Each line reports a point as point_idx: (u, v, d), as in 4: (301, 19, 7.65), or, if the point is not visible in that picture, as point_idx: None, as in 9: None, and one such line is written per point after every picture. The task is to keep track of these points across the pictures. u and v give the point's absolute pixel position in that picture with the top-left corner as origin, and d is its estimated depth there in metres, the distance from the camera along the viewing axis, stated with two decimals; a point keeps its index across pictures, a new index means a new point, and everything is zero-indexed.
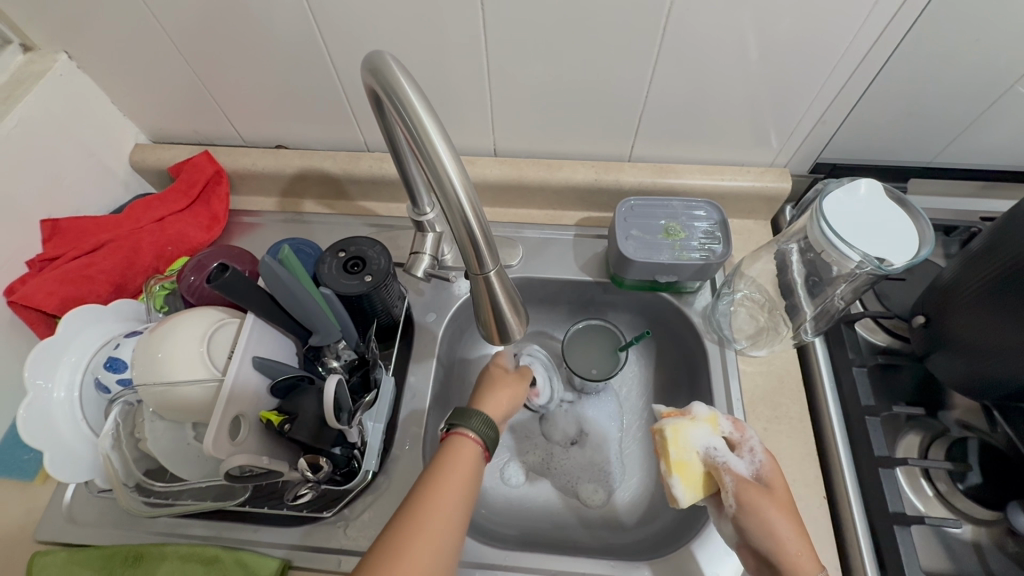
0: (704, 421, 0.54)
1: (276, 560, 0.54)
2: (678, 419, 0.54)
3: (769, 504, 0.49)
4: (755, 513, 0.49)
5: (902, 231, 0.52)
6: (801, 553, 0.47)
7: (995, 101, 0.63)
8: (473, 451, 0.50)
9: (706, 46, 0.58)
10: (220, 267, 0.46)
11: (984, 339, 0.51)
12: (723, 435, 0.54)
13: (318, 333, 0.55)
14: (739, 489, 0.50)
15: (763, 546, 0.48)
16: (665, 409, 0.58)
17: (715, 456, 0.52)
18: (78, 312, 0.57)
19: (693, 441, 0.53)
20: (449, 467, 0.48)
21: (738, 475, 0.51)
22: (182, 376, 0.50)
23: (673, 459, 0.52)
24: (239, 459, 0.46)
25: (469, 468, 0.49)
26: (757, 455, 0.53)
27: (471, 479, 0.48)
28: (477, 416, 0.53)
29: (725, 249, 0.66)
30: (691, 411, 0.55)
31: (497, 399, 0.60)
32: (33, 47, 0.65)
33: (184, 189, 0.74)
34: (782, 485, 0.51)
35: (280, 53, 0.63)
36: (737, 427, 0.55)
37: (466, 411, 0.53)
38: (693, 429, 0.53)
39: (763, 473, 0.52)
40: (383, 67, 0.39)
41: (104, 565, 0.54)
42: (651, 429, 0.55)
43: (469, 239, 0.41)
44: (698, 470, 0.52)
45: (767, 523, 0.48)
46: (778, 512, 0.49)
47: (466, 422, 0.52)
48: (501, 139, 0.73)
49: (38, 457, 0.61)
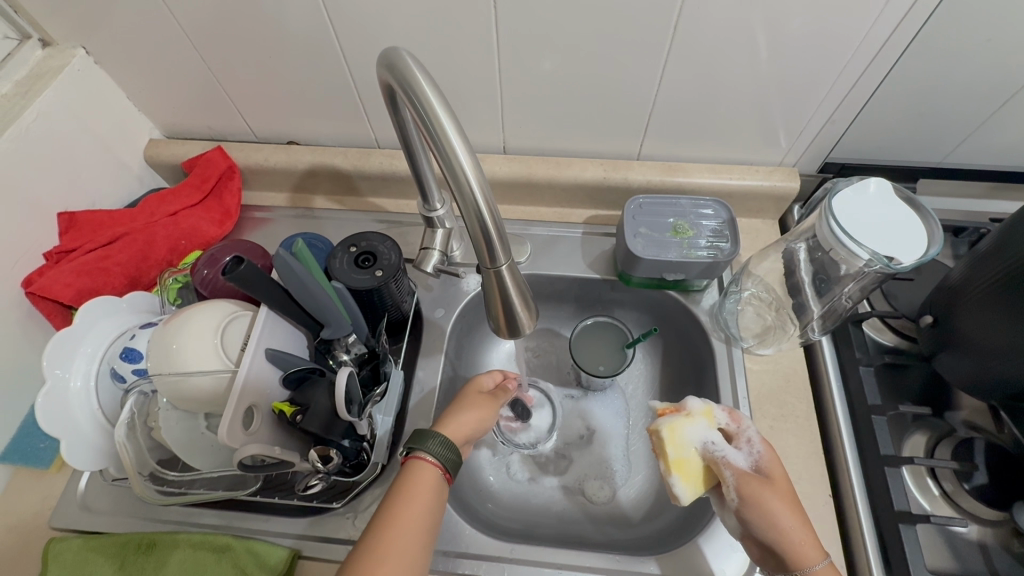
0: (699, 416, 0.54)
1: (285, 548, 0.55)
2: (674, 417, 0.54)
3: (771, 495, 0.50)
4: (756, 504, 0.49)
5: (912, 230, 0.52)
6: (805, 542, 0.48)
7: (1006, 101, 0.63)
8: (433, 477, 0.50)
9: (717, 44, 0.58)
10: (235, 259, 0.46)
11: (1000, 338, 0.50)
12: (718, 426, 0.55)
13: (329, 326, 0.56)
14: (740, 482, 0.50)
15: (766, 537, 0.49)
16: (661, 405, 0.58)
17: (714, 450, 0.52)
18: (92, 304, 0.58)
19: (689, 438, 0.53)
20: (408, 495, 0.48)
21: (738, 469, 0.51)
22: (196, 367, 0.51)
23: (672, 458, 0.52)
24: (252, 448, 0.47)
25: (428, 496, 0.49)
26: (755, 446, 0.53)
27: (431, 505, 0.49)
28: (437, 436, 0.52)
29: (733, 248, 0.66)
30: (685, 406, 0.56)
31: (460, 423, 0.57)
32: (52, 43, 0.66)
33: (198, 183, 0.75)
34: (781, 474, 0.52)
35: (293, 48, 0.64)
36: (733, 418, 0.55)
37: (425, 433, 0.53)
38: (689, 425, 0.53)
39: (762, 464, 0.52)
40: (399, 63, 0.40)
41: (118, 551, 0.55)
42: (648, 428, 0.55)
43: (481, 232, 0.41)
44: (697, 465, 0.52)
45: (769, 514, 0.49)
46: (779, 502, 0.49)
47: (424, 445, 0.51)
48: (510, 137, 0.74)
49: (54, 445, 0.63)
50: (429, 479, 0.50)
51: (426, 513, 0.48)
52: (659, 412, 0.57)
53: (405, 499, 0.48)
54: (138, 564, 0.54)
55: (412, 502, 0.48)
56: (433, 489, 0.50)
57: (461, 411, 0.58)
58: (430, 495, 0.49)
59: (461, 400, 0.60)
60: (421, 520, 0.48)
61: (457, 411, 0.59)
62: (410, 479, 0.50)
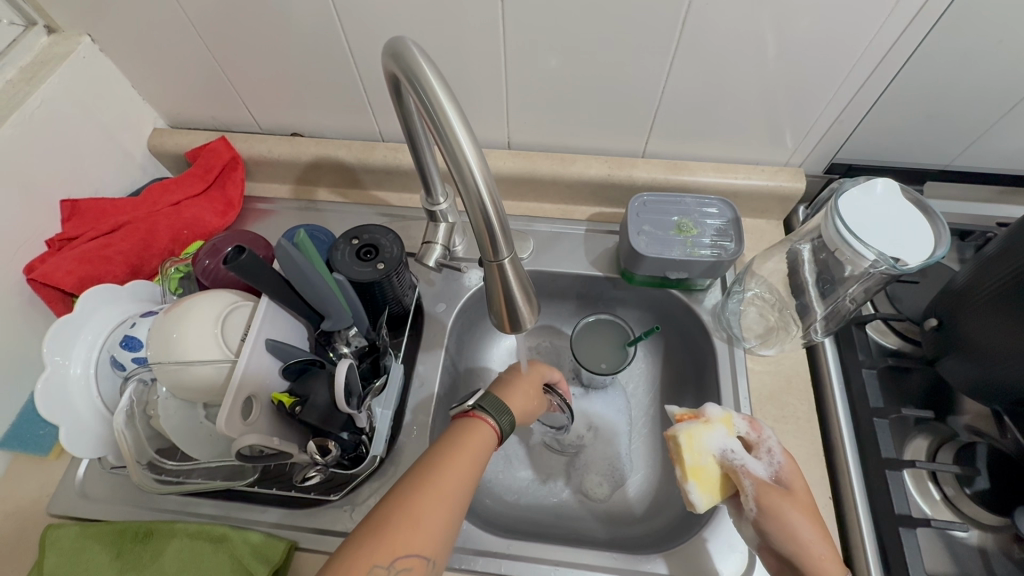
0: (719, 423, 0.54)
1: (283, 541, 0.55)
2: (692, 423, 0.53)
3: (790, 507, 0.49)
4: (776, 516, 0.49)
5: (918, 232, 0.51)
6: (825, 557, 0.47)
7: (1013, 107, 0.62)
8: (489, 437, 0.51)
9: (727, 43, 0.57)
10: (236, 249, 0.46)
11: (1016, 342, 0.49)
12: (739, 435, 0.55)
13: (330, 318, 0.56)
14: (758, 492, 0.50)
15: (784, 549, 0.48)
16: (677, 409, 0.57)
17: (732, 459, 0.52)
18: (94, 291, 0.58)
19: (707, 445, 0.52)
20: (460, 446, 0.49)
21: (757, 479, 0.51)
22: (196, 356, 0.51)
23: (689, 465, 0.51)
24: (249, 439, 0.46)
25: (477, 454, 0.49)
26: (776, 456, 0.53)
27: (479, 466, 0.49)
28: (507, 414, 0.55)
29: (737, 247, 0.65)
30: (704, 413, 0.55)
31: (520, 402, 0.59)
32: (57, 29, 0.66)
33: (201, 173, 0.75)
34: (802, 486, 0.52)
35: (298, 39, 0.63)
36: (754, 427, 0.55)
37: (501, 404, 0.55)
38: (707, 432, 0.53)
39: (781, 475, 0.52)
40: (405, 53, 0.40)
41: (114, 540, 0.55)
42: (665, 433, 0.54)
43: (485, 225, 0.41)
44: (714, 473, 0.52)
45: (791, 529, 0.48)
46: (799, 516, 0.49)
47: (496, 415, 0.53)
48: (515, 132, 0.73)
49: (53, 433, 0.62)
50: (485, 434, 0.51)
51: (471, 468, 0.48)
52: (676, 417, 0.56)
53: (451, 457, 0.47)
54: (135, 552, 0.54)
55: (462, 456, 0.48)
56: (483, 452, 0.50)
57: (521, 392, 0.60)
58: (479, 455, 0.49)
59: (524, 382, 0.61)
60: (466, 479, 0.47)
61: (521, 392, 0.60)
62: (468, 432, 0.51)
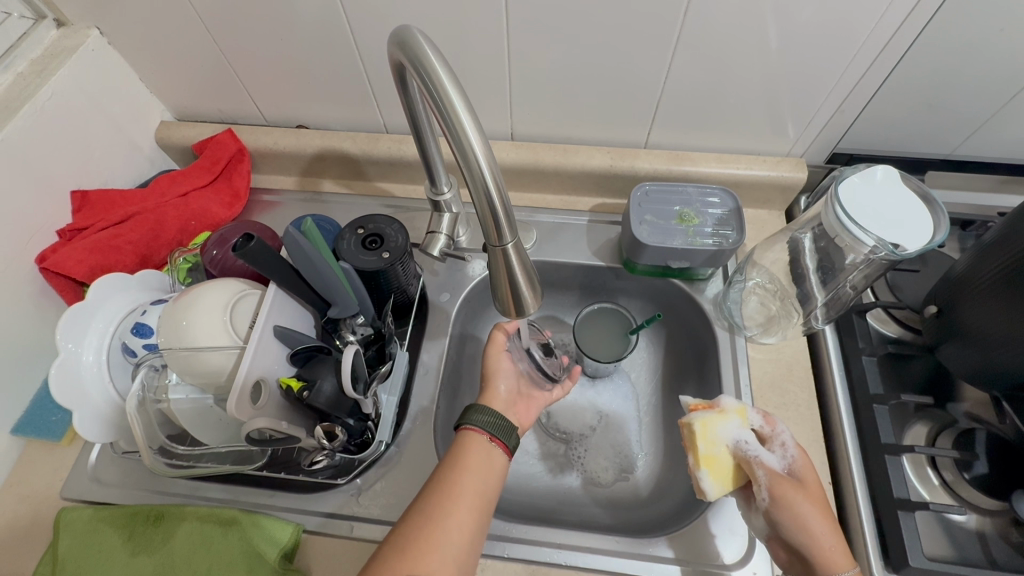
0: (733, 414, 0.54)
1: (290, 526, 0.56)
2: (707, 413, 0.54)
3: (803, 499, 0.50)
4: (787, 506, 0.49)
5: (918, 218, 0.52)
6: (834, 549, 0.48)
7: (1015, 96, 0.63)
8: (483, 445, 0.52)
9: (730, 31, 0.57)
10: (245, 237, 0.47)
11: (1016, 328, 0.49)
12: (752, 428, 0.55)
13: (336, 306, 0.57)
14: (771, 483, 0.51)
15: (794, 540, 0.49)
16: (693, 400, 0.58)
17: (746, 450, 0.52)
18: (104, 279, 0.59)
19: (720, 435, 0.53)
20: (456, 471, 0.50)
21: (770, 469, 0.52)
22: (206, 342, 0.51)
23: (703, 453, 0.52)
24: (259, 421, 0.48)
25: (483, 478, 0.50)
26: (788, 450, 0.53)
27: (485, 493, 0.49)
28: (479, 410, 0.54)
29: (737, 236, 0.66)
30: (719, 403, 0.56)
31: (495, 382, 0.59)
32: (67, 23, 0.67)
33: (208, 164, 0.76)
34: (814, 480, 0.52)
35: (302, 31, 0.64)
36: (767, 421, 0.55)
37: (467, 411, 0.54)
38: (721, 423, 0.53)
39: (794, 468, 0.53)
40: (411, 41, 0.40)
41: (126, 522, 0.56)
42: (678, 422, 0.55)
43: (489, 210, 0.41)
44: (727, 464, 0.53)
45: (802, 519, 0.49)
46: (812, 509, 0.49)
47: (473, 417, 0.54)
48: (518, 122, 0.74)
49: (66, 419, 0.63)
50: (478, 452, 0.52)
51: (474, 493, 0.49)
52: (688, 407, 0.57)
53: (451, 484, 0.49)
54: (146, 535, 0.55)
55: (456, 495, 0.48)
56: (482, 501, 0.49)
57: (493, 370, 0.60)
58: (476, 492, 0.49)
59: (484, 363, 0.62)
60: (471, 505, 0.48)
61: (485, 368, 0.61)
62: (462, 451, 0.52)
